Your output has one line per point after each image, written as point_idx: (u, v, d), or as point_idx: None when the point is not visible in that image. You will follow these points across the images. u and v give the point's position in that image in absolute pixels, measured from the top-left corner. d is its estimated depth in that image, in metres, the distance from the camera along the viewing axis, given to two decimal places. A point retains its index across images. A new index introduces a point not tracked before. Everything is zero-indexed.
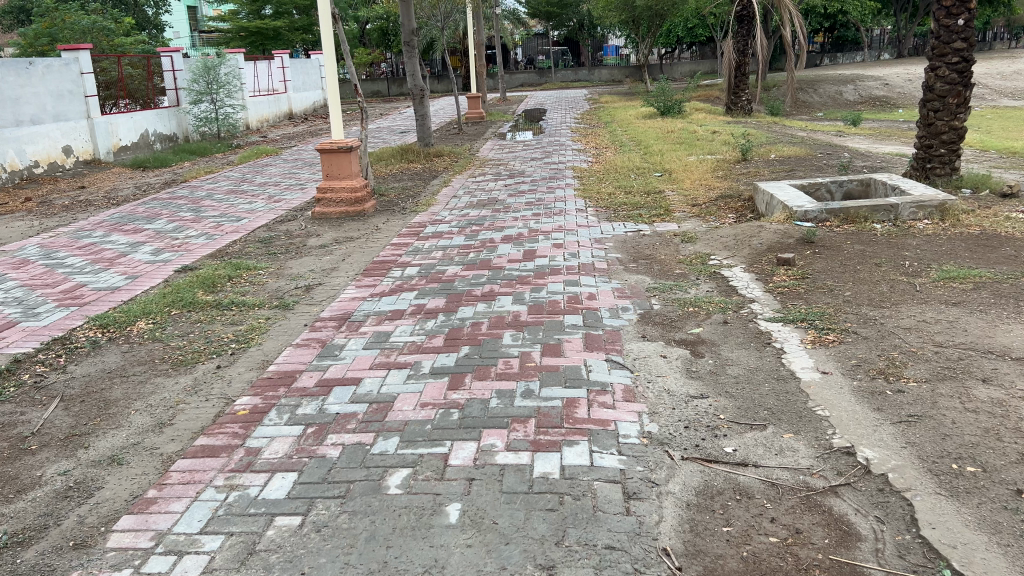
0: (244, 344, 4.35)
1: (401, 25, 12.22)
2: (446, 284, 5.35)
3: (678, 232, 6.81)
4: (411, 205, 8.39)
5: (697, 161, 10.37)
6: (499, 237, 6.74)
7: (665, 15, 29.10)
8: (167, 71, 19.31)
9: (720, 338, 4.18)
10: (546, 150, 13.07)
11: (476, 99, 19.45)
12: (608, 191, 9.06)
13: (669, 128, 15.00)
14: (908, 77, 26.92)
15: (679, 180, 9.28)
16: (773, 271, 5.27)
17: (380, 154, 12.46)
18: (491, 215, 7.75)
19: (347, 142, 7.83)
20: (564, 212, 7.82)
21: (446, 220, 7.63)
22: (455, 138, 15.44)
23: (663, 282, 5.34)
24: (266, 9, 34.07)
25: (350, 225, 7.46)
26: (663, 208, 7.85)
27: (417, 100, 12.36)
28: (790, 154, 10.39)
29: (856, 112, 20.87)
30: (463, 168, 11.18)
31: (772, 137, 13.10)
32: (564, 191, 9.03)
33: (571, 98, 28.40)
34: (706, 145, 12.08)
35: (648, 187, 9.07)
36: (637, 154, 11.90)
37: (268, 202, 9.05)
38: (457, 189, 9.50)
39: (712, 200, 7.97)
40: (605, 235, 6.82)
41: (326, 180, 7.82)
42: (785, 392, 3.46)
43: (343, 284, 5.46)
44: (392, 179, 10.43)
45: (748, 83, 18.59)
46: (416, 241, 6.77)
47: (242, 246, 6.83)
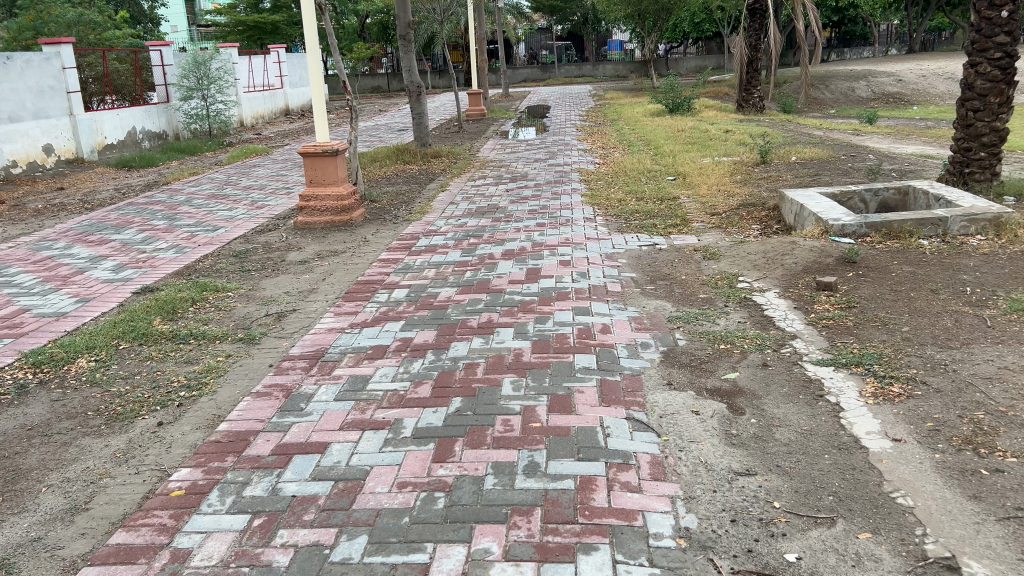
0: (196, 392, 3.68)
1: (397, 18, 11.54)
2: (438, 312, 4.67)
3: (698, 247, 6.14)
4: (404, 213, 7.72)
5: (713, 164, 9.69)
6: (498, 253, 6.07)
7: (672, 9, 28.37)
8: (157, 66, 18.64)
9: (760, 389, 3.50)
10: (550, 151, 12.40)
11: (477, 95, 18.78)
12: (617, 196, 8.39)
13: (678, 127, 14.33)
14: (922, 72, 26.19)
15: (695, 185, 8.61)
16: (813, 298, 4.59)
17: (375, 155, 11.79)
18: (491, 225, 7.09)
19: (333, 145, 7.13)
20: (571, 222, 7.15)
21: (442, 230, 6.96)
22: (454, 137, 14.78)
23: (686, 309, 4.66)
24: (264, 3, 33.36)
25: (335, 237, 6.79)
26: (679, 218, 7.18)
27: (414, 98, 11.68)
28: (811, 156, 9.72)
29: (871, 109, 20.17)
30: (461, 170, 10.53)
31: (789, 137, 12.42)
32: (569, 197, 8.38)
33: (575, 94, 27.74)
34: (720, 145, 11.40)
35: (661, 193, 8.40)
36: (646, 155, 11.23)
37: (250, 209, 8.38)
38: (454, 193, 8.85)
39: (733, 209, 7.29)
40: (617, 250, 6.14)
41: (310, 186, 7.12)
42: (851, 468, 2.78)
43: (320, 312, 4.79)
44: (386, 183, 9.77)
45: (759, 79, 17.87)
46: (408, 255, 6.11)
47: (214, 262, 6.17)
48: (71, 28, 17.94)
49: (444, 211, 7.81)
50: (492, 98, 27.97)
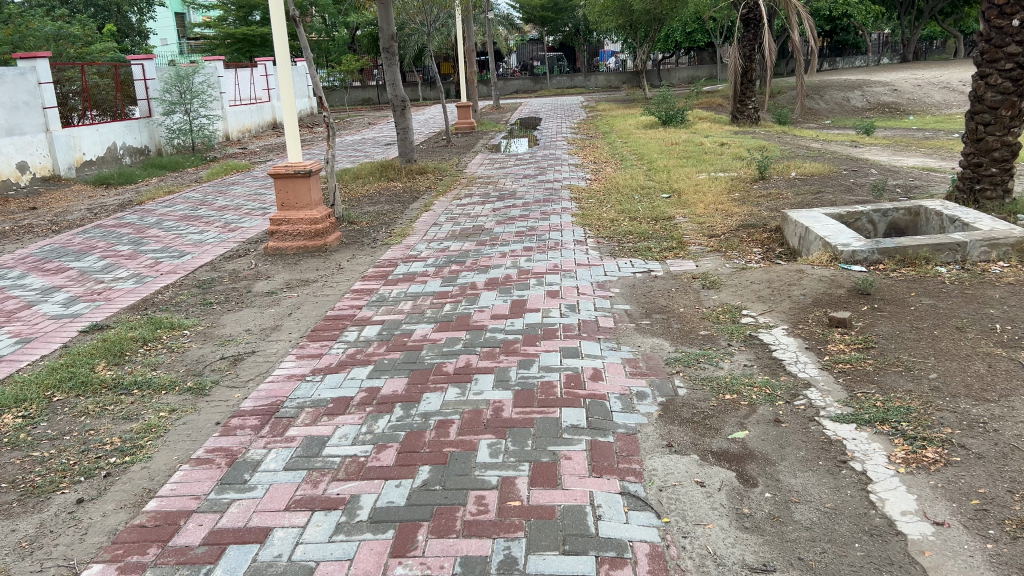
0: (128, 457, 3.22)
1: (380, 29, 11.12)
2: (411, 354, 4.22)
3: (696, 273, 5.70)
4: (384, 235, 7.27)
5: (709, 180, 9.29)
6: (481, 282, 5.62)
7: (664, 19, 28.07)
8: (139, 80, 18.18)
9: (774, 453, 3.07)
10: (540, 166, 12.00)
11: (467, 108, 18.39)
12: (609, 216, 7.96)
13: (672, 140, 13.96)
14: (917, 82, 25.91)
15: (692, 203, 8.19)
16: (826, 336, 4.16)
17: (358, 171, 11.36)
18: (474, 250, 6.65)
19: (306, 165, 6.67)
20: (561, 245, 6.72)
21: (423, 256, 6.51)
22: (442, 152, 14.36)
23: (686, 349, 4.23)
24: (252, 15, 32.96)
25: (308, 264, 6.33)
26: (675, 240, 6.75)
27: (398, 113, 11.26)
28: (812, 171, 9.31)
29: (868, 120, 19.84)
30: (447, 188, 10.09)
31: (787, 151, 12.04)
32: (559, 217, 7.95)
33: (567, 106, 27.38)
34: (716, 160, 11.00)
35: (656, 212, 7.97)
36: (640, 171, 10.82)
37: (221, 232, 7.93)
38: (439, 213, 8.42)
39: (732, 229, 6.87)
40: (609, 278, 5.70)
41: (281, 209, 6.66)
42: (888, 562, 2.35)
43: (281, 355, 4.33)
44: (368, 202, 9.32)
45: (754, 90, 17.50)
46: (383, 285, 5.66)
47: (174, 294, 5.72)
48: (50, 41, 17.47)
49: (427, 234, 7.37)
50: (482, 110, 27.59)
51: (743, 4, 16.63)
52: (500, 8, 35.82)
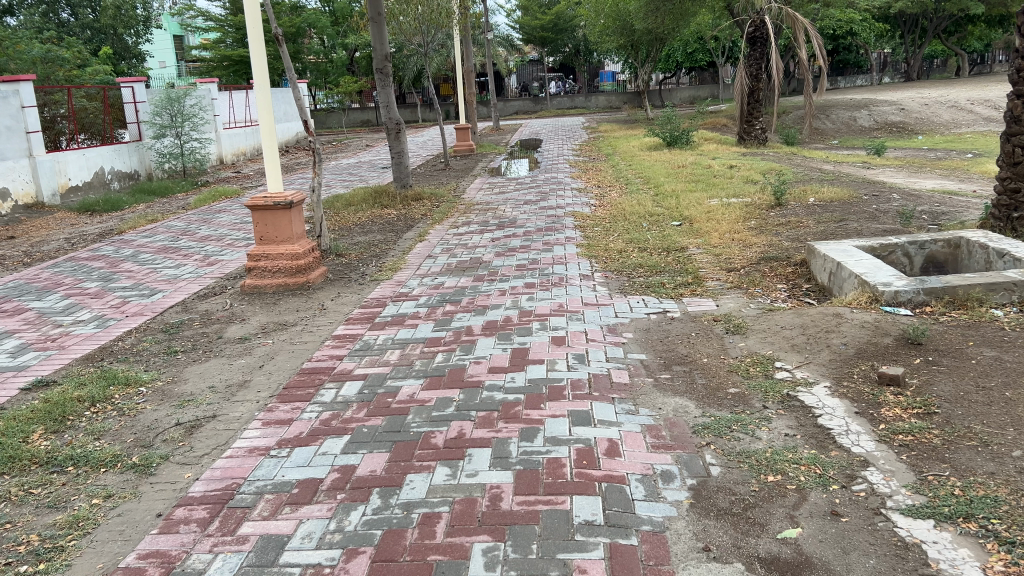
0: (42, 566, 2.63)
1: (374, 49, 10.61)
2: (396, 420, 3.63)
3: (717, 315, 5.12)
4: (373, 270, 6.71)
5: (722, 206, 8.74)
6: (478, 325, 5.04)
7: (666, 39, 27.71)
8: (129, 103, 17.71)
9: (837, 561, 2.48)
10: (542, 190, 11.48)
11: (465, 129, 17.90)
12: (616, 246, 7.41)
13: (678, 163, 13.46)
14: (924, 101, 25.48)
15: (705, 232, 7.64)
16: (878, 398, 3.57)
17: (350, 197, 10.83)
18: (472, 285, 6.08)
19: (287, 195, 6.10)
20: (565, 280, 6.16)
21: (415, 292, 5.95)
22: (439, 176, 13.85)
23: (715, 412, 3.63)
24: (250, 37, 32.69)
25: (288, 304, 5.77)
26: (690, 275, 6.20)
27: (393, 136, 10.74)
28: (831, 196, 8.76)
29: (876, 140, 19.34)
30: (444, 215, 9.54)
31: (800, 173, 11.51)
32: (562, 248, 7.39)
33: (568, 127, 26.95)
34: (727, 184, 10.47)
35: (667, 242, 7.42)
36: (646, 196, 10.28)
37: (200, 266, 7.36)
38: (434, 243, 7.87)
39: (752, 263, 6.31)
40: (620, 320, 5.12)
41: (259, 243, 6.11)
42: None
43: (246, 421, 3.75)
44: (359, 232, 8.77)
45: (761, 110, 17.04)
46: (369, 329, 5.08)
47: (137, 341, 5.15)
48: (38, 64, 17.02)
49: (420, 268, 6.81)
50: (482, 131, 27.14)
51: (748, 21, 16.28)
52: (500, 28, 35.51)
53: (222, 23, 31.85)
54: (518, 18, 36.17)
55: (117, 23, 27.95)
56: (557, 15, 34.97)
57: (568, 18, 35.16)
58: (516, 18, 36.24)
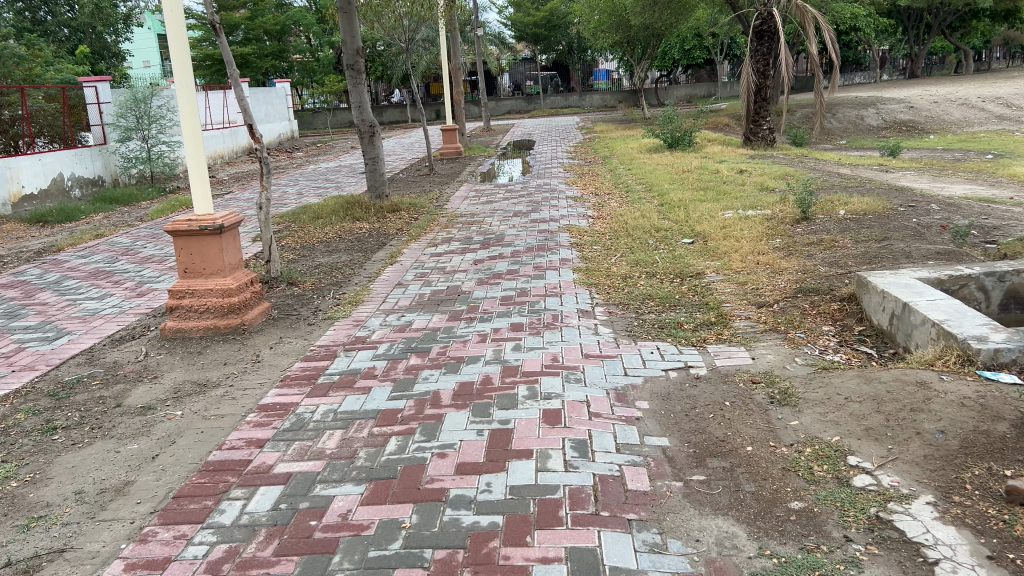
0: None
1: (344, 42, 9.44)
2: (316, 563, 2.51)
3: (756, 374, 4.00)
4: (329, 305, 5.59)
5: (738, 220, 7.65)
6: (449, 389, 3.90)
7: (664, 35, 26.61)
8: (93, 104, 16.51)
9: None
10: (534, 199, 10.41)
11: (452, 131, 16.79)
12: (620, 272, 6.30)
13: (681, 167, 12.40)
14: (933, 98, 24.48)
15: (723, 254, 6.55)
16: (1017, 531, 2.46)
17: (319, 209, 9.70)
18: (446, 326, 4.97)
19: (218, 218, 4.96)
20: (562, 319, 5.03)
21: (377, 336, 4.83)
22: (423, 183, 12.73)
23: (778, 550, 2.52)
24: (233, 35, 31.59)
25: (216, 357, 4.64)
26: (711, 312, 5.11)
27: (366, 140, 9.62)
28: (864, 208, 7.66)
29: (889, 141, 18.30)
30: (422, 229, 8.43)
31: (819, 179, 10.45)
32: (556, 272, 6.29)
33: (561, 127, 25.87)
34: (741, 192, 9.37)
35: (679, 267, 6.33)
36: (651, 207, 9.17)
37: (127, 298, 6.20)
38: (407, 266, 6.76)
39: (788, 296, 5.20)
40: (631, 381, 3.99)
41: (184, 277, 4.97)
42: None
43: (105, 562, 2.62)
44: (322, 251, 7.64)
45: (768, 109, 15.96)
46: (308, 395, 3.95)
47: (11, 411, 3.99)
48: None
49: (386, 301, 5.69)
50: (473, 132, 26.04)
51: (755, 14, 15.15)
52: (491, 25, 34.39)
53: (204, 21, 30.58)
54: (510, 15, 35.06)
55: (95, 20, 26.69)
56: (551, 12, 33.85)
57: (562, 15, 34.03)
58: (508, 14, 35.10)
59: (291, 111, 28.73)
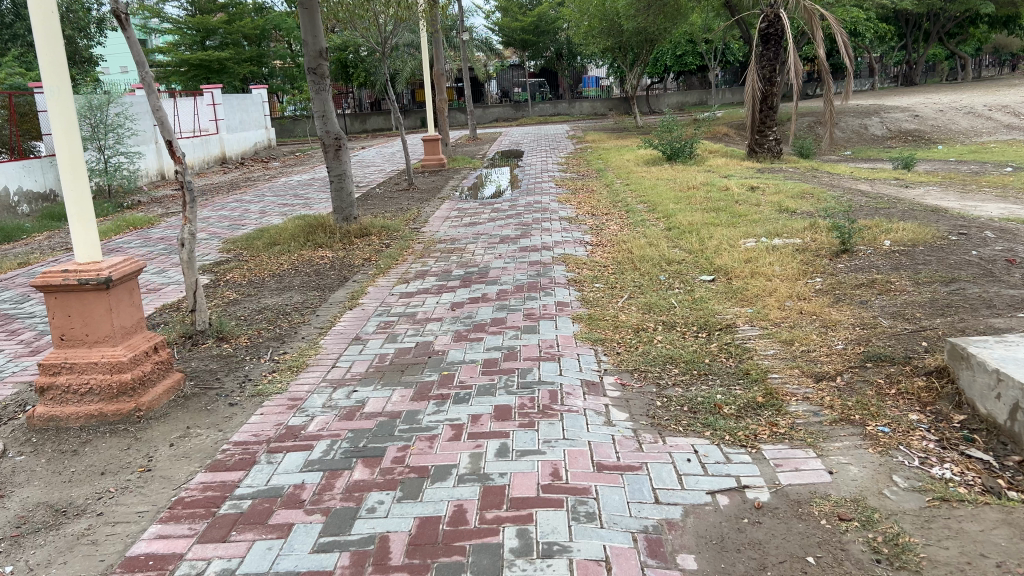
0: None
1: (305, 44, 8.26)
2: None
3: (842, 504, 2.80)
4: (264, 373, 4.39)
5: (764, 251, 6.53)
6: (403, 532, 2.69)
7: (657, 41, 25.58)
8: (45, 111, 15.22)
9: None
10: (523, 220, 9.26)
11: (435, 141, 15.62)
12: (632, 322, 5.11)
13: (685, 182, 11.30)
14: (938, 107, 23.51)
15: (754, 297, 5.39)
16: None
17: (277, 232, 8.50)
18: (409, 409, 3.76)
19: (104, 266, 3.73)
20: (562, 398, 3.83)
21: (314, 428, 3.63)
22: (401, 199, 11.56)
23: None
24: (210, 40, 30.40)
25: (94, 461, 3.41)
26: (756, 389, 3.94)
27: (331, 154, 8.41)
28: (911, 236, 6.54)
29: (901, 153, 17.25)
30: (393, 259, 7.24)
31: (842, 198, 9.37)
32: (551, 322, 5.10)
33: (551, 136, 24.83)
34: (759, 216, 8.26)
35: (704, 314, 5.18)
36: (656, 232, 8.03)
37: (16, 358, 4.96)
38: (369, 312, 5.57)
39: (855, 365, 4.02)
40: (667, 517, 2.78)
41: (60, 346, 3.75)
42: None
43: None
44: (271, 289, 6.42)
45: (775, 119, 14.80)
46: (200, 539, 2.73)
47: None
48: None
49: (336, 366, 4.48)
50: (458, 141, 24.90)
51: (760, 16, 14.10)
52: (478, 31, 33.28)
53: (179, 25, 29.39)
54: (497, 21, 34.00)
55: (65, 23, 25.47)
56: (539, 17, 32.81)
57: (551, 20, 33.02)
58: (495, 20, 34.03)
59: (268, 118, 27.52)
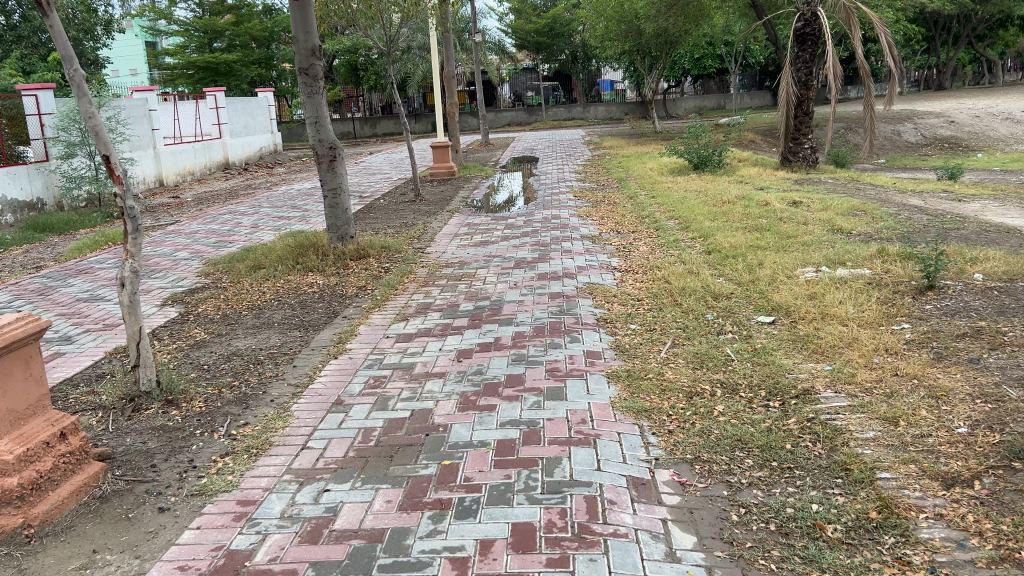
0: None
1: (297, 41, 7.27)
2: None
3: None
4: (213, 458, 3.39)
5: (830, 286, 5.51)
6: None
7: (678, 44, 24.54)
8: (34, 115, 14.31)
9: None
10: (541, 238, 8.29)
11: (445, 147, 14.65)
12: (682, 383, 4.10)
13: (718, 195, 10.31)
14: (975, 112, 22.37)
15: (831, 352, 4.37)
16: None
17: (265, 253, 7.53)
18: (395, 527, 2.75)
19: None
20: (603, 509, 2.82)
21: (265, 557, 2.62)
22: (407, 212, 10.60)
23: None
24: (217, 42, 29.53)
25: None
26: (865, 497, 2.94)
27: (324, 165, 7.44)
28: (1008, 268, 5.49)
29: (944, 161, 16.18)
30: (391, 289, 6.26)
31: (899, 216, 8.35)
32: (582, 381, 4.08)
33: (567, 141, 23.87)
34: (811, 238, 7.27)
35: (772, 375, 4.17)
36: (694, 256, 7.03)
37: None
38: (357, 364, 4.56)
39: (997, 467, 3.00)
40: None
41: None
42: None
43: None
44: (245, 329, 5.43)
45: (810, 125, 13.69)
46: None
47: None
48: None
49: (307, 447, 3.47)
50: (471, 146, 23.98)
51: (795, 15, 13.13)
52: (492, 33, 32.34)
53: (186, 26, 28.56)
54: (511, 22, 33.04)
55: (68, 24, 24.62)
56: (554, 19, 31.84)
57: (566, 22, 32.07)
58: (508, 22, 33.07)
59: (275, 122, 26.62)
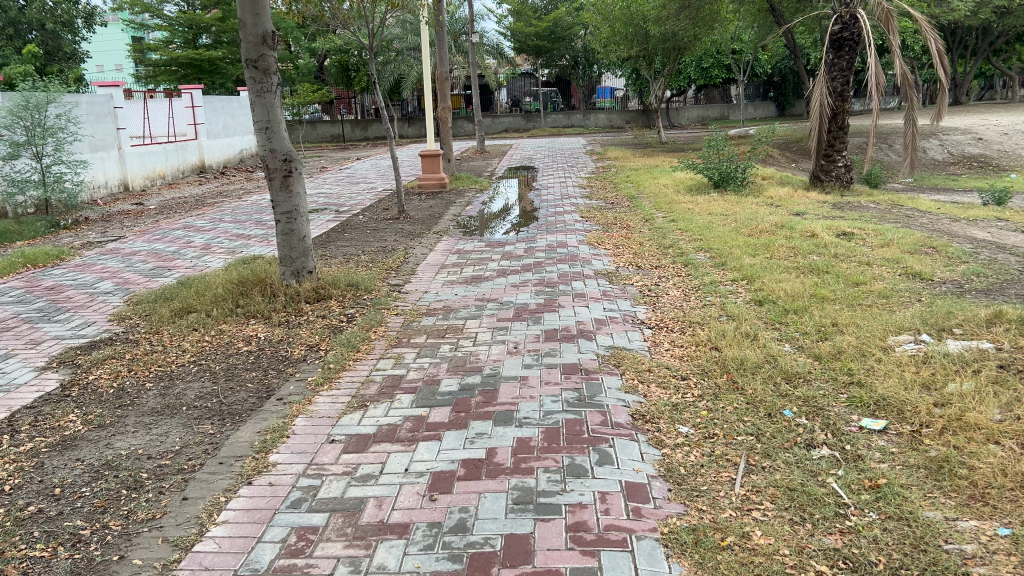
0: None
1: (240, 22, 5.69)
2: None
3: None
4: None
5: (950, 369, 4.00)
6: None
7: (688, 50, 23.10)
8: None
9: None
10: (543, 274, 6.74)
11: (436, 157, 13.13)
12: (782, 559, 2.58)
13: (751, 221, 8.84)
14: (1004, 128, 20.99)
15: (1003, 503, 2.84)
16: None
17: (199, 289, 5.99)
18: None
19: None
20: None
21: None
22: (386, 233, 9.07)
23: None
24: (202, 38, 27.89)
25: None
26: None
27: (276, 182, 5.90)
28: None
29: (984, 183, 14.75)
30: (351, 350, 4.74)
31: (980, 257, 6.86)
32: (625, 557, 2.55)
33: (568, 150, 22.41)
34: (885, 287, 5.79)
35: (920, 546, 2.65)
36: (743, 307, 5.53)
37: None
38: (279, 498, 3.02)
39: None
40: None
41: None
42: None
43: None
44: (139, 416, 3.89)
45: (845, 139, 12.22)
46: None
47: None
48: None
49: None
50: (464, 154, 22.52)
51: (833, 16, 11.67)
52: (489, 35, 30.85)
53: (170, 21, 26.93)
54: (510, 25, 31.54)
55: (41, 14, 22.94)
56: (555, 22, 30.34)
57: (568, 25, 30.58)
58: (508, 24, 31.55)
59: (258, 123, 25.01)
